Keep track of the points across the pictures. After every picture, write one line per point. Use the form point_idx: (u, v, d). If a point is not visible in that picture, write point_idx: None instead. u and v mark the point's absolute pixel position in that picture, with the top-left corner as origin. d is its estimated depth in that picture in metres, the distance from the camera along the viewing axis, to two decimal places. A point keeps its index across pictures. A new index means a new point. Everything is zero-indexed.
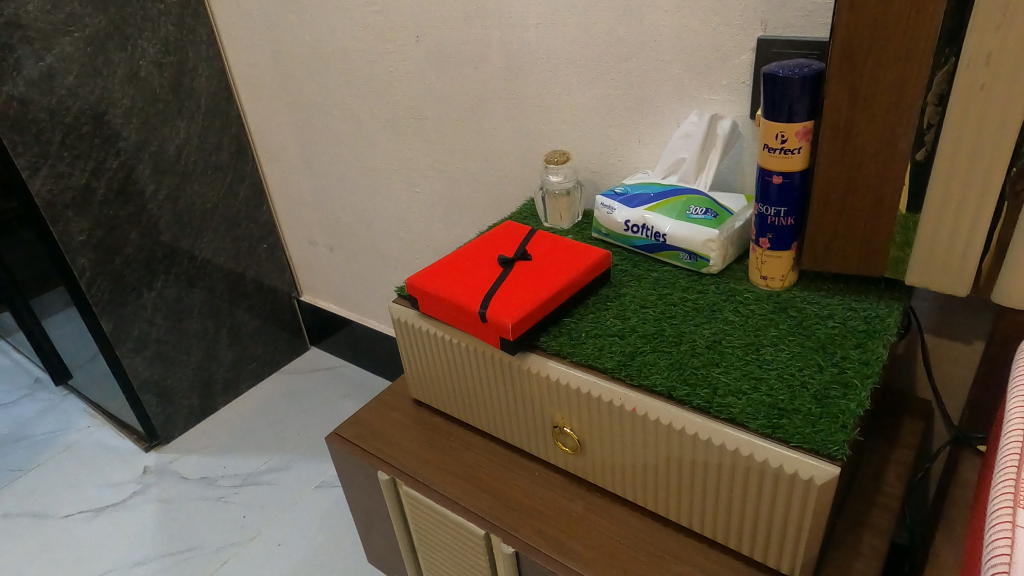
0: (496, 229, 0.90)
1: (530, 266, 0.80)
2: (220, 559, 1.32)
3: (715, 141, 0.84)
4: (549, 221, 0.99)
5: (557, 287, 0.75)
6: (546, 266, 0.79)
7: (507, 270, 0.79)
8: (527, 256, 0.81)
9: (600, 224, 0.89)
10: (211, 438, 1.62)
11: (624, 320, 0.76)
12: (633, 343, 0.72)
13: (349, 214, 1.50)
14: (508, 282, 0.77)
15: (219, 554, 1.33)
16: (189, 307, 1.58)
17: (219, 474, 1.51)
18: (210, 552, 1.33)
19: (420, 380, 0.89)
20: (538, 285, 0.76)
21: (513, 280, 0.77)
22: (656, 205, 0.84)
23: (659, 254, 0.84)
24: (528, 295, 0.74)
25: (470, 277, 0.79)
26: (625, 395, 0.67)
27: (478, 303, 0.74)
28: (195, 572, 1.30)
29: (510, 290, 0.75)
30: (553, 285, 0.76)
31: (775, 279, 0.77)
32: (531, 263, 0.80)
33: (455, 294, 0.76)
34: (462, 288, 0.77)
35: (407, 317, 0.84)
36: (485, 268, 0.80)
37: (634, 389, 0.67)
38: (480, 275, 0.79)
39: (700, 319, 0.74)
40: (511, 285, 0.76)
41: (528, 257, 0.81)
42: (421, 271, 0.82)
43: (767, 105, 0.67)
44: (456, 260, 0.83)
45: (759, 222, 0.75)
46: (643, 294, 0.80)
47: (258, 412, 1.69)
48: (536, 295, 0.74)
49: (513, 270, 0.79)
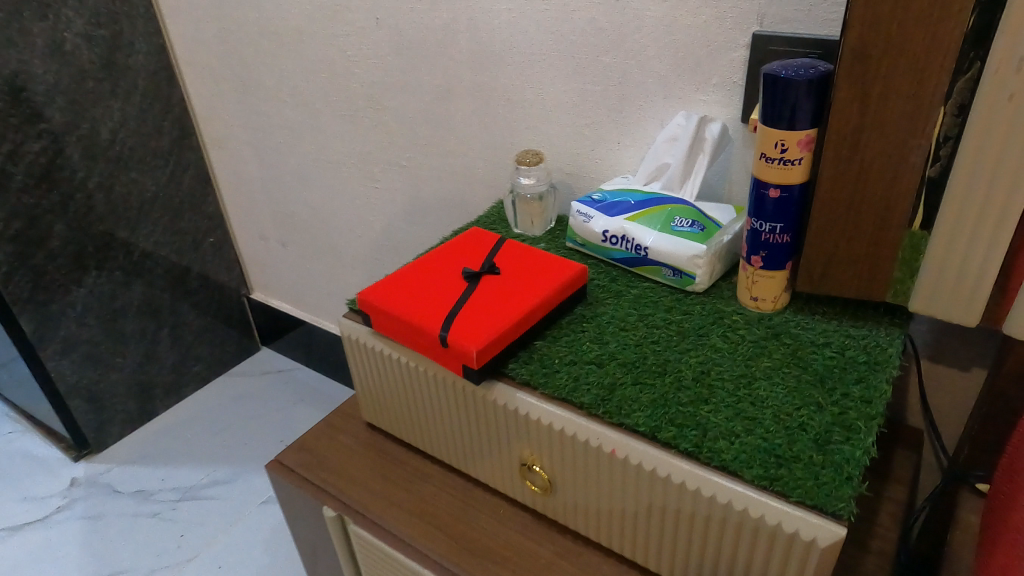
0: (461, 236, 0.82)
1: (498, 282, 0.71)
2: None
3: (703, 146, 0.77)
4: (519, 227, 0.90)
5: (528, 307, 0.67)
6: (516, 283, 0.71)
7: (471, 285, 0.70)
8: (494, 269, 0.72)
9: (576, 233, 0.82)
10: (150, 446, 1.50)
11: (601, 345, 0.68)
12: (611, 371, 0.64)
13: (303, 209, 1.39)
14: (472, 301, 0.68)
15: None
16: (125, 305, 1.45)
17: (157, 487, 1.40)
18: None
19: (373, 403, 0.81)
20: (507, 305, 0.68)
21: (478, 298, 0.69)
22: (637, 214, 0.77)
23: (639, 268, 0.77)
24: (496, 316, 0.66)
25: (430, 292, 0.70)
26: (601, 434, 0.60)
27: (438, 325, 0.65)
28: None
29: (475, 310, 0.67)
30: (524, 305, 0.67)
31: (766, 301, 0.70)
32: (498, 278, 0.72)
33: (413, 313, 0.67)
34: (420, 306, 0.68)
35: (359, 336, 0.75)
36: (448, 283, 0.72)
37: (612, 427, 0.59)
38: (442, 290, 0.70)
39: (684, 344, 0.67)
40: (477, 303, 0.68)
41: (496, 271, 0.72)
42: (375, 284, 0.73)
43: (764, 110, 0.60)
44: (414, 272, 0.74)
45: (751, 238, 0.67)
46: (622, 315, 0.72)
47: (203, 418, 1.57)
48: (505, 316, 0.66)
49: (478, 286, 0.70)
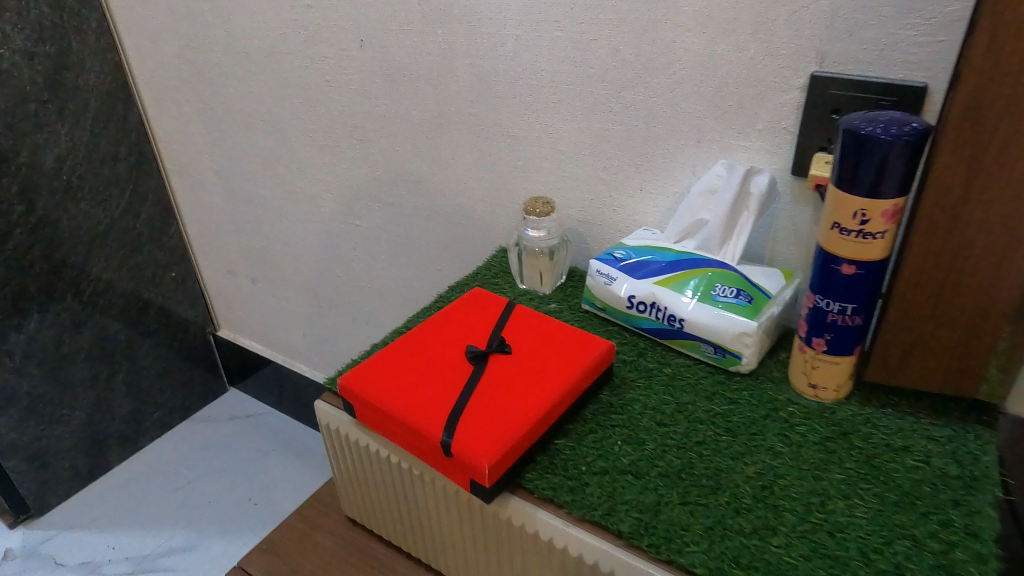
0: (460, 299, 0.69)
1: (509, 364, 0.59)
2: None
3: (747, 201, 0.66)
4: (525, 283, 0.79)
5: (548, 400, 0.55)
6: (531, 366, 0.59)
7: (478, 369, 0.58)
8: (504, 347, 0.60)
9: (594, 296, 0.71)
10: (99, 508, 1.34)
11: (637, 445, 0.56)
12: (653, 484, 0.53)
13: (276, 245, 1.26)
14: (480, 391, 0.56)
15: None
16: (74, 351, 1.29)
17: (106, 557, 1.24)
18: None
19: (357, 499, 0.68)
20: (522, 397, 0.56)
21: (487, 386, 0.57)
22: (670, 277, 0.66)
23: (671, 341, 0.66)
24: (510, 414, 0.54)
25: (427, 377, 0.58)
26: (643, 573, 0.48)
27: (440, 426, 0.53)
28: None
29: (484, 404, 0.55)
30: (543, 397, 0.56)
31: (828, 389, 0.59)
32: (509, 359, 0.60)
33: (408, 407, 0.55)
34: (416, 397, 0.56)
35: (341, 425, 0.62)
36: (449, 364, 0.59)
37: (660, 564, 0.48)
38: (442, 375, 0.58)
39: (736, 445, 0.56)
40: (486, 395, 0.56)
41: (506, 350, 0.60)
42: (360, 364, 0.60)
43: (842, 172, 0.49)
44: (407, 349, 0.62)
45: (812, 317, 0.56)
46: (656, 403, 0.61)
47: (161, 471, 1.42)
48: (522, 414, 0.54)
49: (486, 370, 0.58)
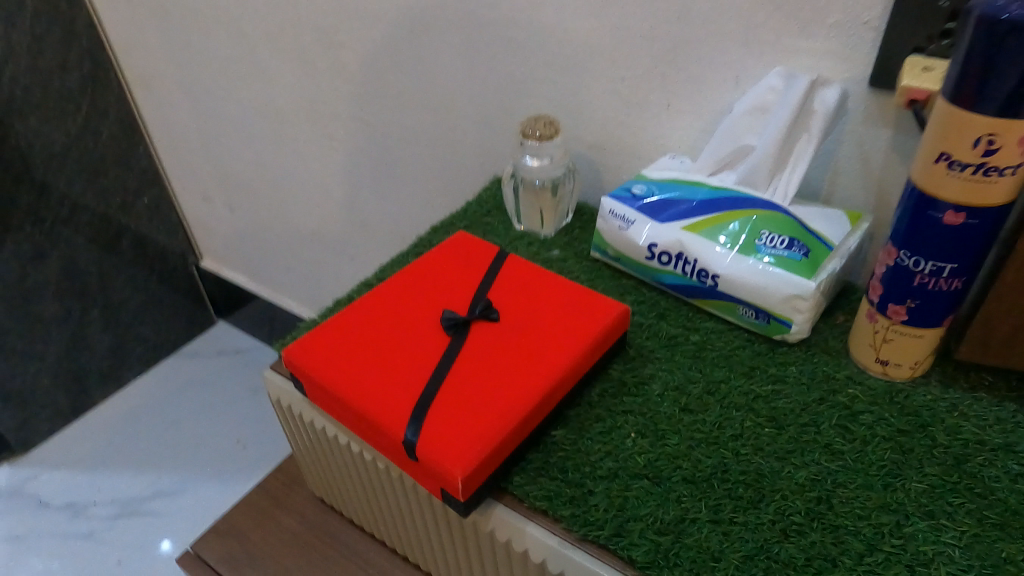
0: (442, 246, 0.57)
1: (495, 336, 0.47)
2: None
3: (808, 122, 0.51)
4: (522, 223, 0.65)
5: (543, 386, 0.43)
6: (523, 339, 0.47)
7: (455, 344, 0.46)
8: (490, 313, 0.48)
9: (606, 242, 0.57)
10: (86, 446, 1.27)
11: (656, 440, 0.45)
12: (677, 494, 0.41)
13: (250, 169, 1.12)
14: (456, 374, 0.44)
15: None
16: (40, 284, 1.19)
17: (91, 500, 1.18)
18: None
19: (322, 479, 0.58)
20: (510, 381, 0.44)
21: (466, 366, 0.45)
22: (701, 222, 0.52)
23: (701, 301, 0.53)
24: (492, 406, 0.42)
25: (392, 353, 0.46)
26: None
27: (404, 422, 0.42)
28: None
29: (461, 391, 0.43)
30: (536, 382, 0.44)
31: (901, 367, 0.46)
32: (496, 329, 0.47)
33: (365, 394, 0.44)
34: (376, 380, 0.44)
35: (294, 403, 0.51)
36: (419, 336, 0.47)
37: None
38: (410, 352, 0.46)
39: (783, 440, 0.44)
40: (465, 379, 0.44)
41: (493, 317, 0.48)
42: (311, 334, 0.49)
43: (964, 79, 0.34)
44: (370, 315, 0.50)
45: (890, 278, 0.43)
46: (681, 382, 0.48)
47: (147, 409, 1.34)
48: (507, 406, 0.42)
49: (466, 344, 0.46)
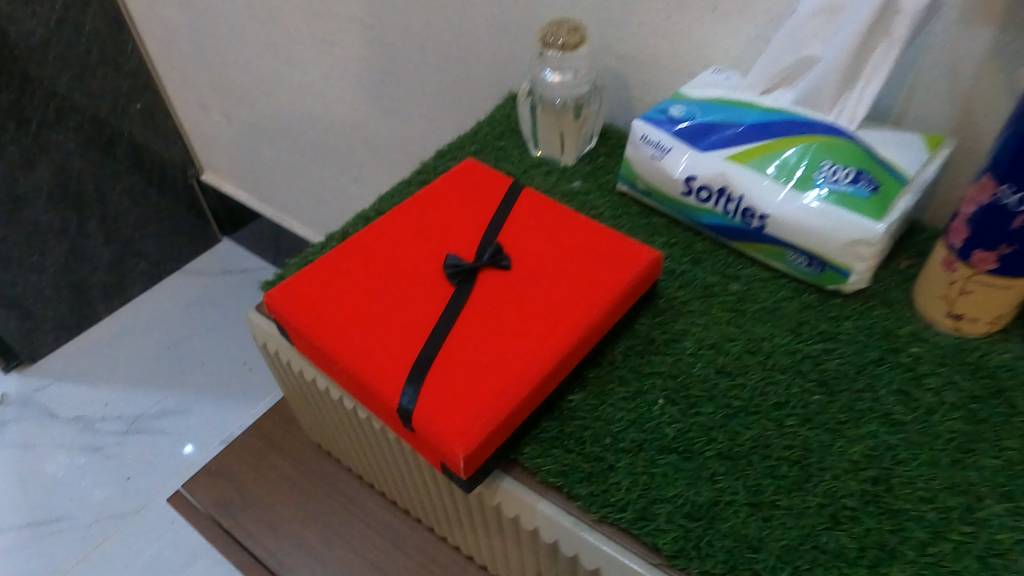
0: (449, 178, 0.50)
1: (505, 287, 0.41)
2: (91, 540, 0.91)
3: (891, 24, 0.41)
4: (540, 148, 0.58)
5: (558, 347, 0.38)
6: (537, 291, 0.41)
7: (459, 294, 0.40)
8: (500, 260, 0.42)
9: (636, 173, 0.50)
10: (95, 356, 1.15)
11: (686, 407, 0.39)
12: (710, 472, 0.36)
13: (246, 76, 1.00)
14: (459, 330, 0.39)
15: (88, 535, 0.91)
16: (31, 192, 1.05)
17: (100, 414, 1.06)
18: (81, 528, 0.92)
19: (319, 427, 0.54)
20: (521, 340, 0.38)
21: (470, 321, 0.39)
22: (748, 152, 0.45)
23: (743, 245, 0.46)
24: (500, 368, 0.37)
25: (387, 304, 0.41)
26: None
27: (399, 385, 0.37)
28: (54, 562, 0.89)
29: (465, 351, 0.38)
30: (551, 342, 0.38)
31: (976, 323, 0.40)
32: (507, 279, 0.41)
33: (356, 351, 0.39)
34: (369, 335, 0.39)
35: (281, 351, 0.46)
36: (419, 284, 0.42)
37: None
38: (407, 302, 0.41)
39: (834, 409, 0.38)
40: (470, 336, 0.38)
41: (503, 265, 0.42)
42: (298, 279, 0.43)
43: None
44: (364, 258, 0.44)
45: (980, 218, 0.36)
46: (717, 339, 0.43)
47: (156, 322, 1.21)
48: (517, 369, 0.37)
49: (472, 295, 0.40)
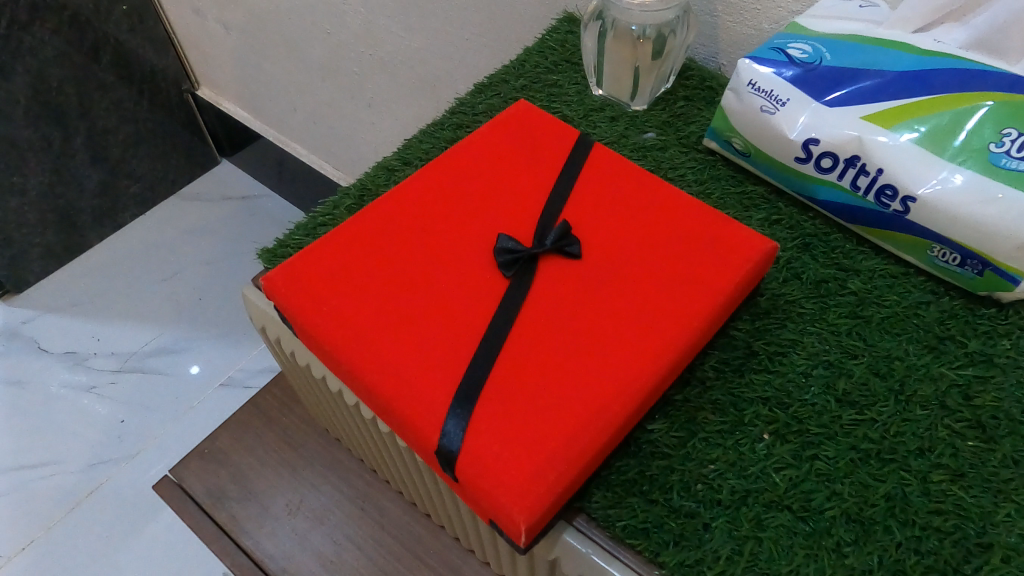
0: (496, 125, 0.39)
1: (574, 282, 0.32)
2: (88, 484, 0.85)
3: None
4: (606, 88, 0.47)
5: (647, 375, 0.29)
6: (617, 290, 0.31)
7: (515, 291, 0.31)
8: (568, 246, 0.32)
9: (733, 128, 0.39)
10: (86, 286, 1.06)
11: (801, 447, 0.31)
12: (834, 540, 0.28)
13: None
14: (516, 341, 0.30)
15: (82, 480, 0.85)
16: (7, 104, 0.93)
17: (91, 350, 0.98)
18: (74, 473, 0.86)
19: (328, 417, 0.46)
20: (598, 361, 0.29)
21: (530, 329, 0.30)
22: (897, 112, 0.34)
23: (871, 231, 0.37)
24: (571, 401, 0.28)
25: (420, 299, 0.31)
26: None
27: (437, 413, 0.28)
28: (48, 507, 0.83)
29: (524, 373, 0.29)
30: (637, 368, 0.29)
31: None
32: (577, 272, 0.32)
33: (381, 364, 0.30)
34: (397, 344, 0.30)
35: (283, 339, 0.38)
36: (461, 273, 0.32)
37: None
38: (447, 299, 0.31)
39: (996, 462, 0.29)
40: (530, 351, 0.29)
41: (572, 253, 0.32)
42: (304, 259, 0.33)
43: None
44: (389, 233, 0.34)
45: None
46: (836, 355, 0.34)
47: (150, 250, 1.12)
48: (595, 403, 0.28)
49: (532, 292, 0.31)
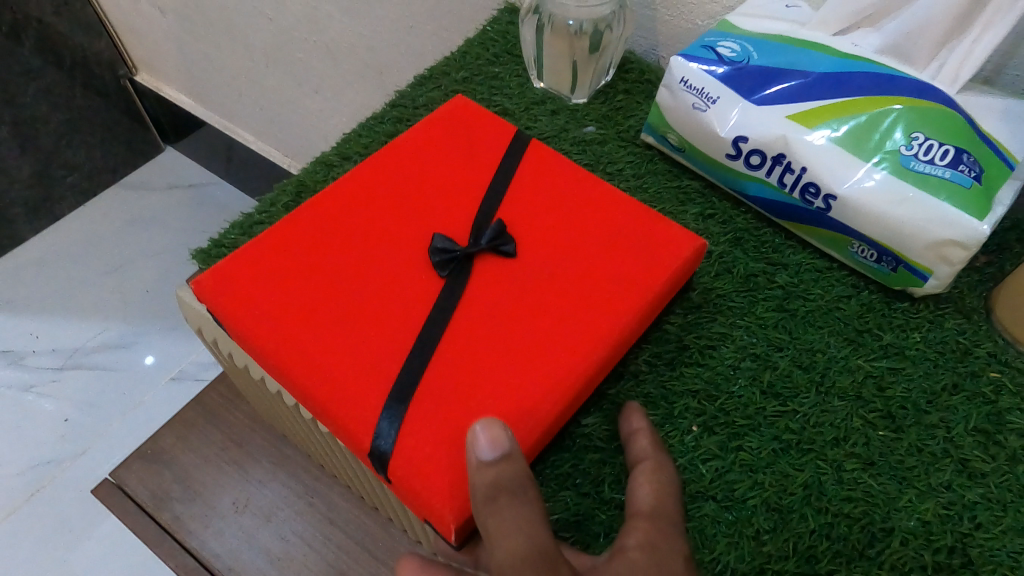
0: (434, 120, 0.39)
1: (508, 280, 0.32)
2: (31, 486, 0.82)
3: None
4: (545, 81, 0.47)
5: (578, 374, 0.30)
6: (550, 289, 0.32)
7: (450, 290, 0.31)
8: (502, 246, 0.33)
9: (668, 124, 0.40)
10: (22, 281, 1.02)
11: (727, 438, 0.32)
12: (755, 528, 0.30)
13: None
14: (451, 340, 0.30)
15: (23, 482, 0.82)
16: None
17: (30, 348, 0.94)
18: (13, 475, 0.83)
19: (273, 415, 0.46)
20: (530, 361, 0.30)
21: (464, 329, 0.31)
22: (819, 112, 0.35)
23: (799, 227, 0.38)
24: (502, 401, 0.29)
25: (355, 301, 0.31)
26: (643, 560, 0.26)
27: (369, 413, 0.28)
28: None
29: (457, 371, 0.29)
30: (569, 367, 0.30)
31: None
32: (512, 271, 0.32)
33: (312, 367, 0.30)
34: (330, 347, 0.30)
35: (220, 341, 0.38)
36: (395, 273, 0.32)
37: (675, 505, 0.29)
38: (381, 299, 0.31)
39: (901, 451, 0.32)
40: (462, 350, 0.30)
41: (506, 252, 0.33)
42: (234, 260, 0.33)
43: None
44: (321, 233, 0.34)
45: None
46: (763, 348, 0.35)
47: (90, 241, 1.08)
48: (526, 402, 0.29)
49: (466, 292, 0.32)
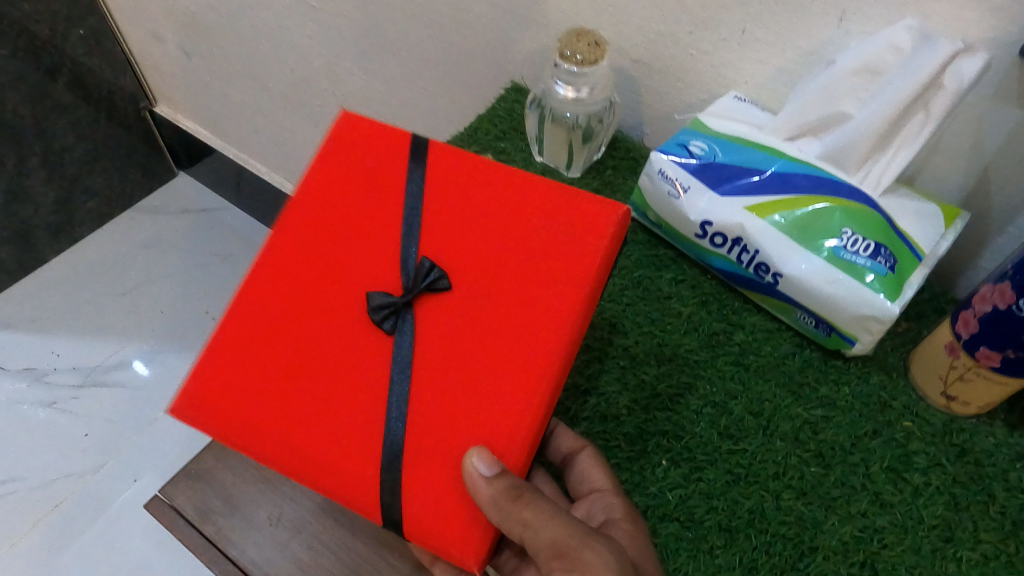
0: (325, 159, 0.41)
1: (451, 316, 0.37)
2: (52, 499, 0.87)
3: (938, 100, 0.38)
4: (544, 157, 0.55)
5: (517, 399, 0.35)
6: (491, 312, 0.36)
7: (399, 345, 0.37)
8: (436, 282, 0.37)
9: (648, 204, 0.48)
10: (42, 303, 1.08)
11: (689, 471, 0.40)
12: (708, 545, 0.38)
13: (208, 13, 0.90)
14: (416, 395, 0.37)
15: (46, 495, 0.88)
16: None
17: (51, 366, 1.00)
18: (38, 488, 0.88)
19: None
20: (485, 394, 0.36)
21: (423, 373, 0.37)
22: (770, 204, 0.43)
23: (753, 294, 0.46)
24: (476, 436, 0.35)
25: (332, 384, 0.39)
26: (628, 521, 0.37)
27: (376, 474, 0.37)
28: (14, 522, 0.85)
29: (429, 426, 0.36)
30: (515, 394, 0.35)
31: (968, 405, 0.40)
32: (456, 303, 0.37)
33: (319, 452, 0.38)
34: (329, 434, 0.38)
35: None
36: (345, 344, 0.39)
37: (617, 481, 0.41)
38: (351, 374, 0.38)
39: (829, 484, 0.39)
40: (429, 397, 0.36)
41: (442, 286, 0.37)
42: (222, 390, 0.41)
43: None
44: (280, 327, 0.40)
45: (994, 322, 0.36)
46: (720, 396, 0.43)
47: (107, 265, 1.14)
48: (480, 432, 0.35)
49: (416, 341, 0.37)
